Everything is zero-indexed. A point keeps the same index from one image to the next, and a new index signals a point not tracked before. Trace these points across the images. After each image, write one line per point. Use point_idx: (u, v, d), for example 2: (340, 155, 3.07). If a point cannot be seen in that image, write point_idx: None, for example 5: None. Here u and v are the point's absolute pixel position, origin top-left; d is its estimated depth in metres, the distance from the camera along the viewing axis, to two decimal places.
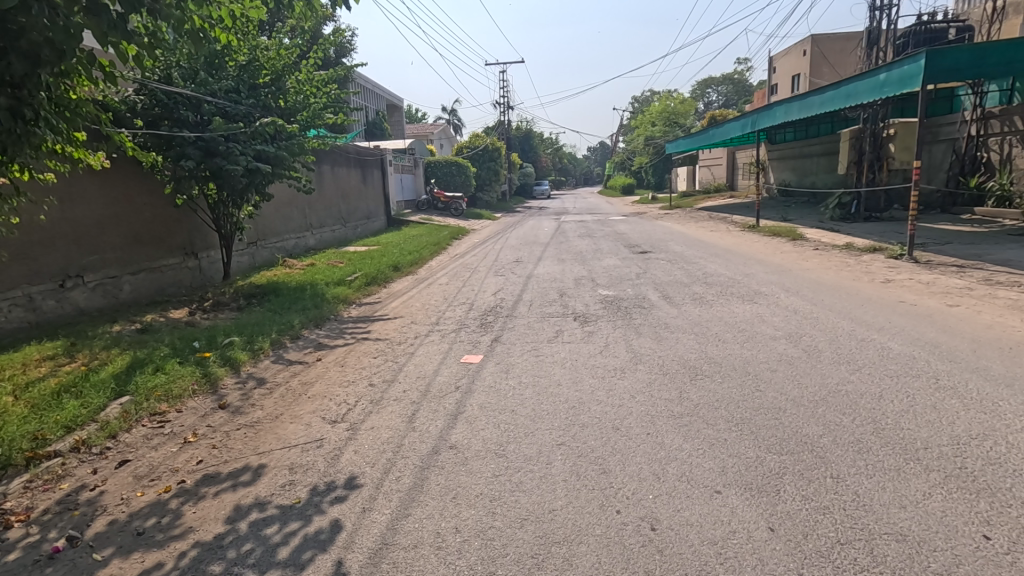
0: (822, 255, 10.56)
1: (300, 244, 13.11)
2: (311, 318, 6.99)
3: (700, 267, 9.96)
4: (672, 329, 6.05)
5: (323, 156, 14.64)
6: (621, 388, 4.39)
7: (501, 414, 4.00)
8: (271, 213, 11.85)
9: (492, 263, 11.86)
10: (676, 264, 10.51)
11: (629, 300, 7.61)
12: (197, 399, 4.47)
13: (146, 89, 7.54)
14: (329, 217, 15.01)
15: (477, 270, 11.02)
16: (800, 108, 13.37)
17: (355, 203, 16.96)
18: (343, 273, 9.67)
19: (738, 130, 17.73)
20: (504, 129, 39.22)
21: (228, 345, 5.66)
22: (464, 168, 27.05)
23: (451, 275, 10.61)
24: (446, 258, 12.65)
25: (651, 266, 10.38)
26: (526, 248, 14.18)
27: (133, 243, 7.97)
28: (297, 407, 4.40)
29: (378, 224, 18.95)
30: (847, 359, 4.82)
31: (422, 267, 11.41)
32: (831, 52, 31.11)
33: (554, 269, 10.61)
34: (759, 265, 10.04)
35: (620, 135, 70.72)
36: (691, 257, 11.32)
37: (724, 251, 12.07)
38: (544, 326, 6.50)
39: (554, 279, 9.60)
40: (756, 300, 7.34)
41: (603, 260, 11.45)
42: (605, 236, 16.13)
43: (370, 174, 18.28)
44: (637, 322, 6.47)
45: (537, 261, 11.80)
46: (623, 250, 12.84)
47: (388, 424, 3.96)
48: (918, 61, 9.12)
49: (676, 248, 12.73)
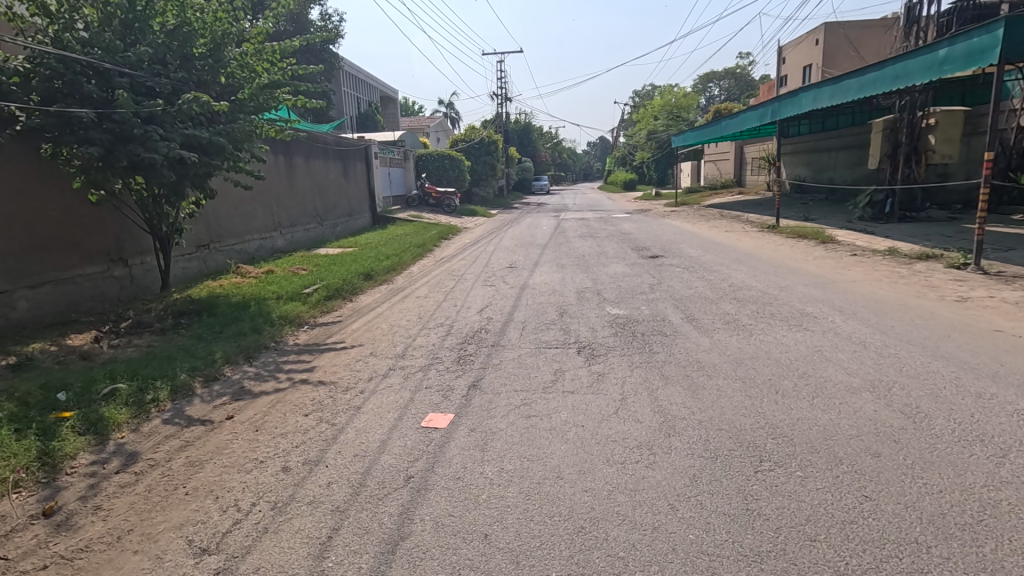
0: (866, 263, 9.04)
1: (266, 245, 11.62)
2: (241, 349, 5.48)
3: (724, 278, 8.46)
4: (708, 372, 4.57)
5: (294, 147, 13.08)
6: (652, 489, 2.89)
7: (466, 548, 2.49)
8: (226, 211, 10.28)
9: (482, 269, 10.31)
10: (694, 273, 9.02)
11: (645, 323, 6.14)
12: (11, 502, 3.00)
13: (40, 56, 6.00)
14: (302, 214, 13.44)
15: (463, 278, 9.50)
16: (831, 92, 11.73)
17: (335, 199, 15.47)
18: (302, 283, 8.13)
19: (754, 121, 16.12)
20: (502, 122, 37.66)
21: (107, 397, 4.16)
22: (458, 162, 25.50)
23: (432, 284, 9.05)
24: (431, 263, 11.13)
25: (666, 275, 8.90)
26: (521, 250, 12.65)
27: (32, 250, 6.45)
28: (160, 516, 2.89)
29: (362, 222, 17.47)
30: (978, 433, 3.31)
31: (400, 274, 9.87)
32: (845, 42, 29.66)
33: (553, 277, 9.14)
34: (793, 275, 8.55)
35: (621, 130, 69.17)
36: (710, 264, 9.82)
37: (746, 256, 10.60)
38: (539, 363, 5.00)
39: (552, 291, 8.09)
40: (803, 324, 5.87)
41: (609, 267, 9.96)
42: (609, 237, 14.64)
43: (351, 167, 16.70)
44: (659, 358, 4.99)
45: (534, 267, 10.29)
46: (632, 254, 11.34)
47: (282, 565, 2.46)
48: (994, 31, 7.55)
49: (691, 253, 11.20)
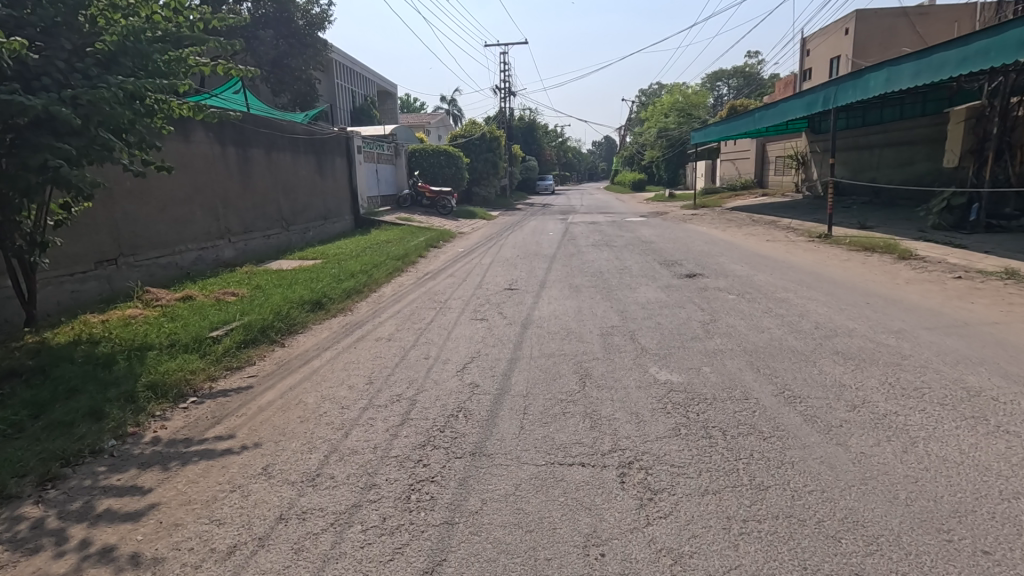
0: (989, 293, 6.71)
1: (207, 256, 9.40)
2: (38, 464, 3.17)
3: (801, 314, 6.18)
4: (896, 566, 2.26)
5: (250, 136, 10.84)
6: None
7: None
8: (146, 215, 8.02)
9: (474, 292, 8.03)
10: (755, 304, 6.75)
11: (722, 409, 3.83)
12: None
13: None
14: (259, 218, 11.17)
15: (446, 306, 7.23)
16: (912, 70, 9.39)
17: (305, 199, 13.26)
18: (217, 318, 5.83)
19: (796, 110, 13.72)
20: (506, 119, 35.31)
21: None
22: (455, 158, 23.26)
23: (404, 316, 6.78)
24: (410, 281, 8.86)
25: (720, 309, 6.58)
26: (523, 264, 10.42)
27: None
28: None
29: (342, 225, 15.27)
30: None
31: (365, 299, 7.59)
32: (877, 31, 27.41)
33: (565, 308, 6.85)
34: (896, 310, 6.23)
35: (628, 129, 66.65)
36: (769, 290, 7.53)
37: (811, 277, 8.31)
38: (552, 516, 2.69)
39: (565, 331, 5.83)
40: (986, 415, 3.57)
41: (638, 292, 7.63)
42: (628, 246, 12.34)
43: (328, 162, 14.47)
44: (774, 508, 2.70)
45: (540, 289, 8.03)
46: (663, 272, 9.04)
47: None
48: None
49: (737, 271, 8.91)
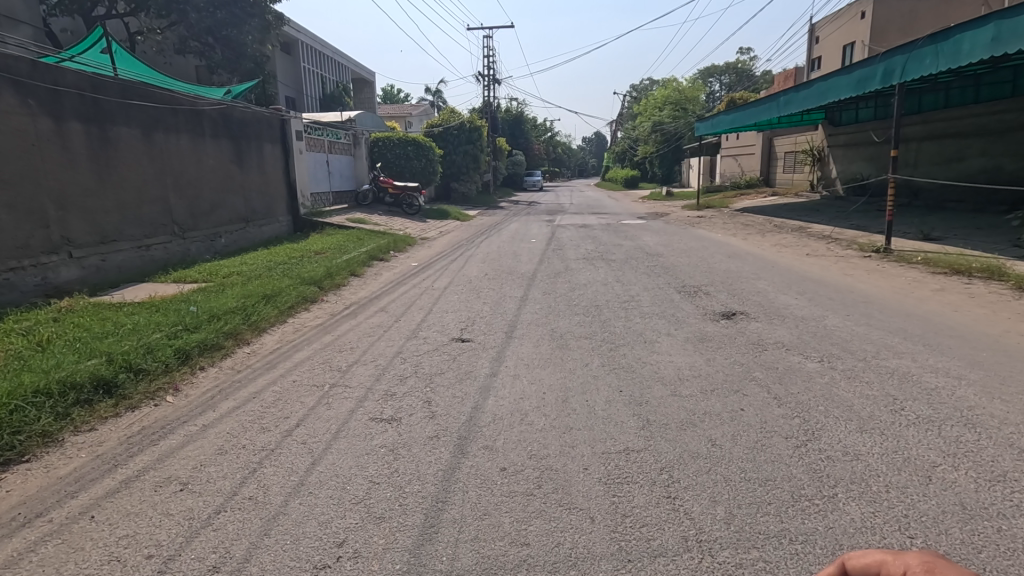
0: None
1: (24, 280, 6.43)
2: None
3: (966, 422, 3.37)
4: None
5: (112, 108, 7.83)
6: None
7: None
8: None
9: (401, 345, 5.17)
10: (857, 387, 3.96)
11: None
12: None
13: None
14: (130, 221, 8.15)
15: (347, 379, 4.36)
16: None
17: (214, 196, 10.24)
18: None
19: (842, 90, 10.88)
20: (490, 109, 32.31)
21: None
22: (427, 149, 20.29)
23: (258, 407, 3.87)
24: (315, 321, 5.98)
25: (811, 401, 3.76)
26: (490, 288, 7.57)
27: None
28: None
29: (273, 229, 12.26)
30: None
31: (215, 363, 4.66)
32: (897, 15, 24.83)
33: (539, 394, 3.96)
34: None
35: (621, 124, 63.72)
36: (864, 349, 4.76)
37: (910, 322, 5.55)
38: None
39: (529, 467, 2.97)
40: None
41: (659, 352, 4.79)
42: (628, 259, 9.57)
43: (250, 149, 11.43)
44: None
45: (504, 340, 5.21)
46: (687, 308, 6.22)
47: None
48: None
49: (792, 308, 6.13)
